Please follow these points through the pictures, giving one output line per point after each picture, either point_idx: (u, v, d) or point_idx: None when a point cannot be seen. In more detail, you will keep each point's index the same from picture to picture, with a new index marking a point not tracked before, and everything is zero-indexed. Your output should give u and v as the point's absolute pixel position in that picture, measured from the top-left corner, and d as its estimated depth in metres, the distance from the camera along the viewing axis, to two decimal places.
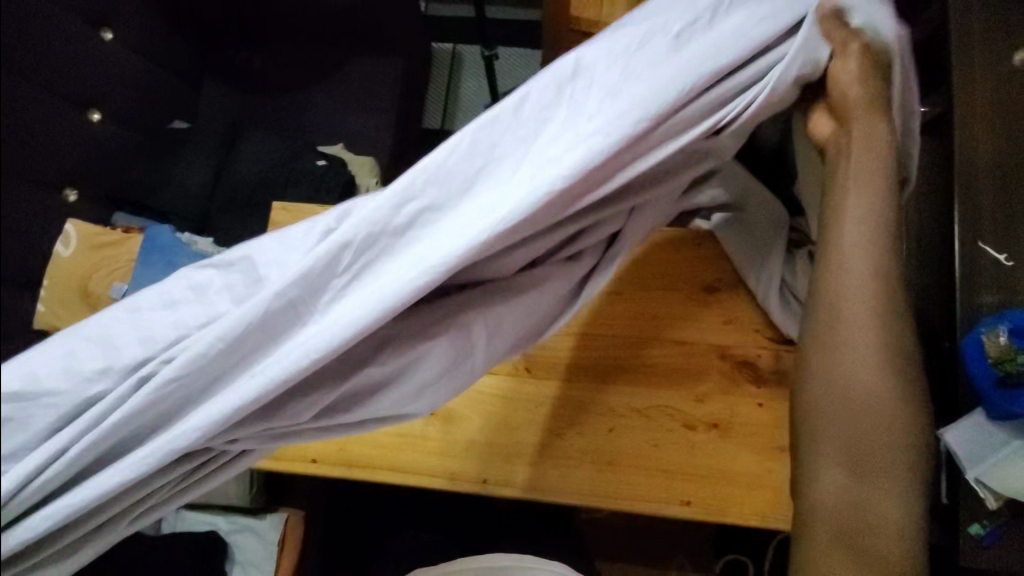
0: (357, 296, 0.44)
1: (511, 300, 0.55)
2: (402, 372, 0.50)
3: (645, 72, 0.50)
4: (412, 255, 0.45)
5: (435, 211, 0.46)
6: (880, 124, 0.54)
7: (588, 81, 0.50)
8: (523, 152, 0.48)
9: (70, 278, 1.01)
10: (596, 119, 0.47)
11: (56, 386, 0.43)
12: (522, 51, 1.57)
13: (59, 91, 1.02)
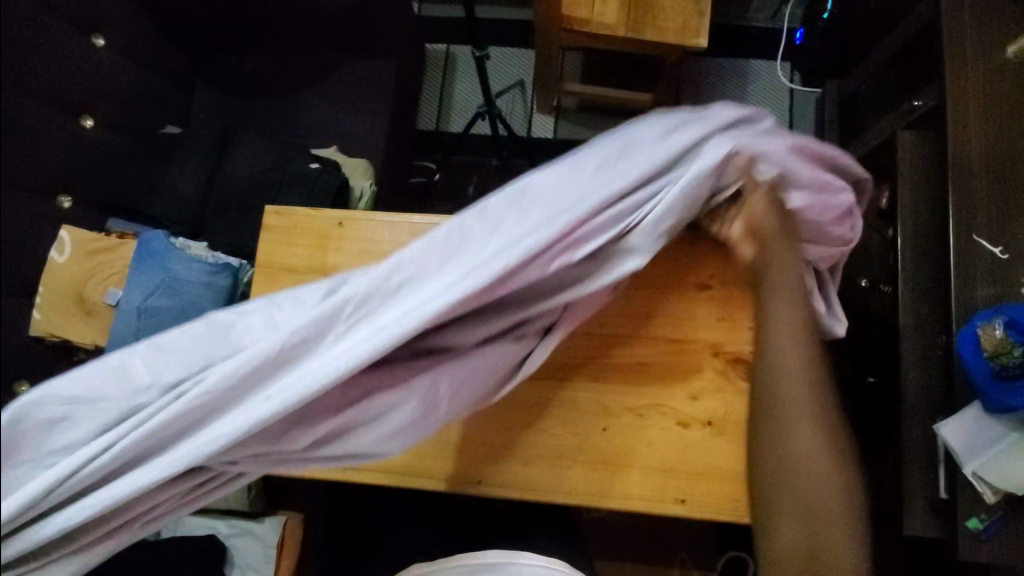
0: (355, 338, 0.53)
1: (470, 363, 0.63)
2: (366, 423, 0.59)
3: (574, 179, 0.64)
4: (392, 310, 0.54)
5: (415, 280, 0.57)
6: (779, 230, 0.65)
7: (539, 184, 0.64)
8: (487, 234, 0.60)
9: (65, 285, 1.02)
10: (543, 208, 0.61)
11: (104, 393, 0.51)
12: (514, 51, 1.57)
13: (50, 98, 1.02)
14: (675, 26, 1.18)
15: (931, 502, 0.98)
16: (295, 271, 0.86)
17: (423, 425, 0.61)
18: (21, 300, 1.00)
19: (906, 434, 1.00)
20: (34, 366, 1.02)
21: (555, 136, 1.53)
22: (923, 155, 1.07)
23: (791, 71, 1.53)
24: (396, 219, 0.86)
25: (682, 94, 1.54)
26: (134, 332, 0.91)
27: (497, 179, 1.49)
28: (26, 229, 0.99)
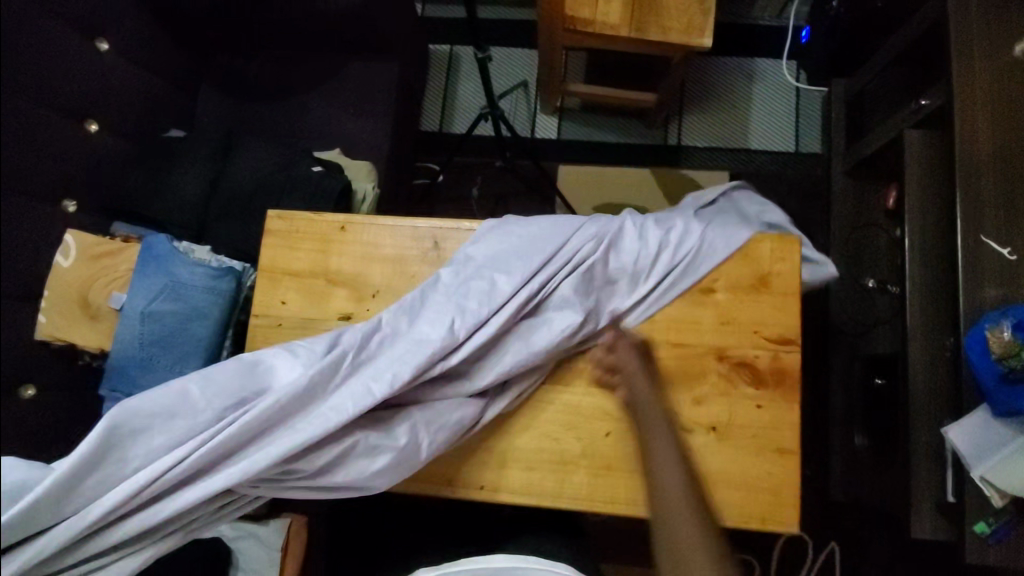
0: (363, 376, 0.69)
1: (448, 404, 0.73)
2: (355, 459, 0.69)
3: (527, 247, 0.79)
4: (392, 354, 0.71)
5: (409, 329, 0.73)
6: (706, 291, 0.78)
7: (492, 249, 0.80)
8: (458, 294, 0.75)
9: (71, 291, 1.01)
10: (505, 270, 0.77)
11: (176, 410, 0.65)
12: (517, 51, 1.56)
13: (53, 103, 1.03)
14: (679, 25, 1.17)
15: (939, 506, 0.97)
16: (297, 275, 0.86)
17: (402, 465, 0.71)
18: (27, 304, 1.00)
19: (913, 437, 0.99)
20: (40, 369, 1.02)
21: (559, 137, 1.52)
22: (930, 155, 1.05)
23: (797, 70, 1.51)
24: (399, 224, 0.86)
25: (687, 93, 1.52)
26: (139, 336, 0.91)
27: (500, 181, 1.48)
28: (30, 234, 0.99)
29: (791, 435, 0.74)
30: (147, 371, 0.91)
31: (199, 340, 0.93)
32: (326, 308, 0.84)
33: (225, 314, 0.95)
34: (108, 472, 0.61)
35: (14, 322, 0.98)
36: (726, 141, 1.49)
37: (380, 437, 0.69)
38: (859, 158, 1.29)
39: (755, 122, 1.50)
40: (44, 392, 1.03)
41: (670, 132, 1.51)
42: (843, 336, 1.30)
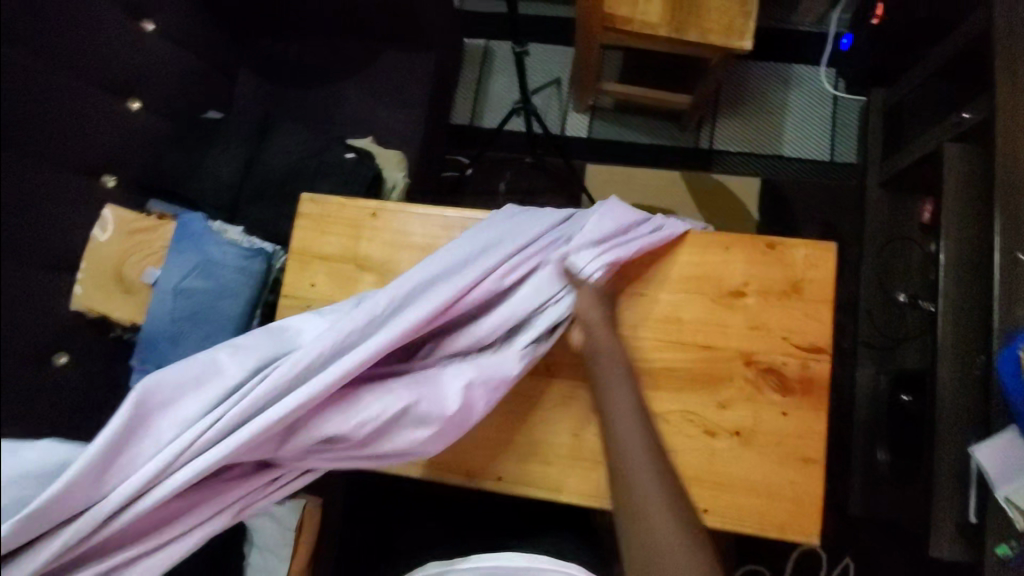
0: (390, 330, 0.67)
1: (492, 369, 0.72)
2: (406, 427, 0.68)
3: (533, 220, 0.79)
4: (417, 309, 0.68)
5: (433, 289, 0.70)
6: (734, 293, 0.77)
7: (505, 221, 0.79)
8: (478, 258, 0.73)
9: (107, 264, 1.04)
10: (516, 235, 0.76)
11: (203, 378, 0.63)
12: (553, 47, 1.56)
13: (98, 80, 1.06)
14: (719, 26, 1.16)
15: (961, 528, 0.95)
16: (327, 259, 0.87)
17: (454, 430, 0.69)
18: (65, 275, 1.03)
19: (935, 455, 0.97)
20: (75, 339, 1.05)
21: (589, 136, 1.52)
22: (970, 168, 1.03)
23: (836, 77, 1.48)
24: (430, 213, 0.86)
25: (722, 97, 1.50)
26: (171, 312, 0.93)
27: (528, 176, 1.48)
28: (70, 206, 1.01)
29: (815, 445, 0.73)
30: (177, 346, 0.93)
31: (229, 319, 0.95)
32: (354, 293, 0.85)
33: (254, 294, 0.97)
34: (142, 450, 0.60)
35: (51, 291, 1.00)
36: (759, 147, 1.47)
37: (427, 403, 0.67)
38: (894, 171, 1.26)
39: (790, 129, 1.47)
40: (77, 361, 1.06)
41: (702, 135, 1.49)
42: (870, 350, 1.28)
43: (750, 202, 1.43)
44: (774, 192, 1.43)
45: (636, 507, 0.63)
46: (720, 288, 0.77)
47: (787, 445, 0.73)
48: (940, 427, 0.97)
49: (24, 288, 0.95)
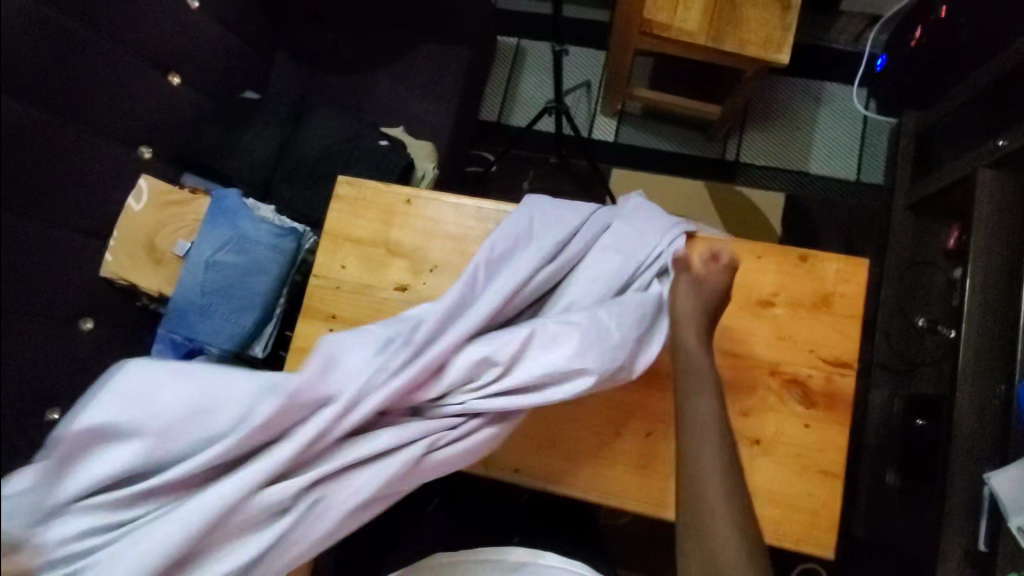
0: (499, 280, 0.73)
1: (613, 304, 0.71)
2: (545, 354, 0.67)
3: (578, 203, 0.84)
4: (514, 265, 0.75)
5: (521, 253, 0.77)
6: (763, 302, 0.77)
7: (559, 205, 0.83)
8: (550, 230, 0.79)
9: (139, 233, 1.06)
10: (571, 213, 0.81)
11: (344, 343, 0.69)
12: (586, 51, 1.57)
13: (144, 52, 1.07)
14: (757, 39, 1.16)
15: (969, 554, 0.94)
16: (358, 242, 0.88)
17: (598, 351, 0.67)
18: (96, 240, 1.04)
19: (950, 479, 0.96)
20: (101, 306, 1.07)
21: (616, 140, 1.52)
22: (1000, 197, 1.03)
23: (868, 98, 1.48)
24: (464, 203, 0.87)
25: (752, 110, 1.51)
26: (200, 285, 0.95)
27: (552, 176, 1.48)
28: (108, 174, 1.03)
29: (834, 459, 0.73)
30: (204, 318, 0.95)
31: (257, 295, 0.96)
32: (382, 277, 0.86)
33: (282, 273, 0.98)
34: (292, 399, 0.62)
35: (82, 255, 1.02)
36: (786, 162, 1.47)
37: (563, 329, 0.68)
38: (922, 195, 1.26)
39: (818, 146, 1.47)
40: (101, 326, 1.07)
41: (730, 146, 1.49)
42: (886, 372, 1.27)
43: (774, 216, 1.42)
44: (798, 208, 1.43)
45: (697, 479, 0.58)
46: (749, 295, 0.78)
47: (806, 459, 0.74)
48: (957, 453, 0.97)
49: (57, 250, 0.97)
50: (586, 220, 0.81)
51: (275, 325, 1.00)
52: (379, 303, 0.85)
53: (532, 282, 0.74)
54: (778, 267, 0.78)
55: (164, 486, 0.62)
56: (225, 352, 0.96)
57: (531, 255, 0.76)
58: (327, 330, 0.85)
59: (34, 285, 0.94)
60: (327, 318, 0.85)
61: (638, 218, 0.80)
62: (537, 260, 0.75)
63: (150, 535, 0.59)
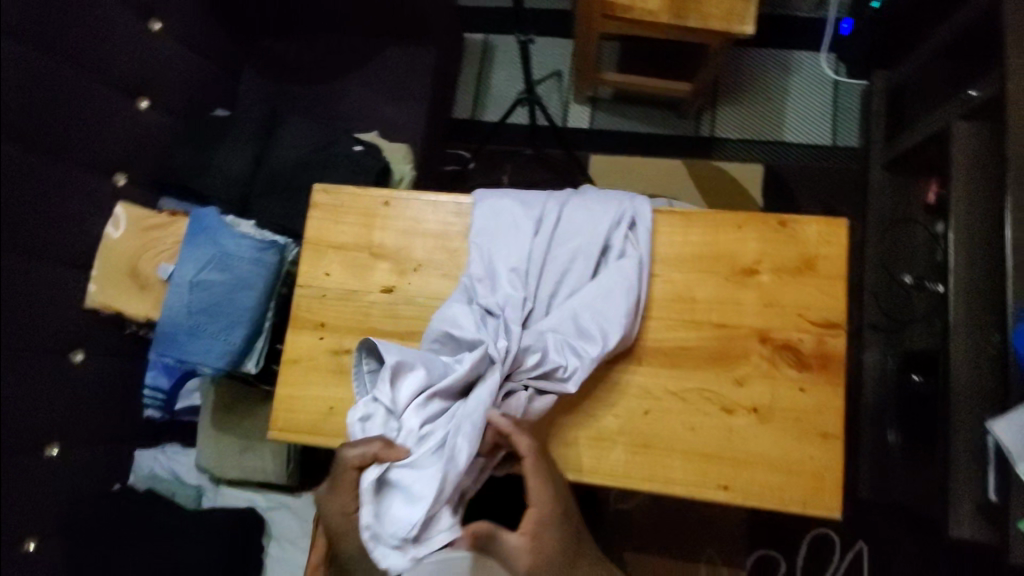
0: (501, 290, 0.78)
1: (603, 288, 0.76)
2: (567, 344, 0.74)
3: (519, 201, 0.84)
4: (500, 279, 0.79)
5: (495, 272, 0.79)
6: (747, 270, 0.78)
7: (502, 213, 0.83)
8: (510, 241, 0.81)
9: (120, 260, 1.05)
10: (519, 218, 0.82)
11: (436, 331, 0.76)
12: (554, 40, 1.57)
13: (110, 79, 1.06)
14: (720, 13, 1.16)
15: (980, 507, 0.94)
16: (341, 248, 0.87)
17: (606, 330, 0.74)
18: (79, 271, 1.04)
19: (953, 433, 0.96)
20: (89, 337, 1.06)
21: (592, 127, 1.52)
22: (976, 148, 1.04)
23: (837, 63, 1.48)
24: (442, 199, 0.87)
25: (723, 85, 1.51)
26: (187, 305, 0.94)
27: (531, 168, 1.48)
28: (84, 204, 1.02)
29: (834, 420, 0.73)
30: (194, 338, 0.94)
31: (244, 310, 0.96)
32: (367, 281, 0.86)
33: (268, 286, 0.98)
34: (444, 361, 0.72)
35: (67, 287, 1.01)
36: (762, 133, 1.48)
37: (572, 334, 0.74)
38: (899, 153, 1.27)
39: (792, 115, 1.48)
40: (92, 357, 1.07)
41: (705, 123, 1.50)
42: (878, 332, 1.28)
43: (755, 188, 1.43)
44: (778, 178, 1.44)
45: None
46: (734, 265, 0.78)
47: (805, 422, 0.74)
48: (959, 406, 0.97)
49: (40, 286, 0.96)
50: (539, 217, 0.82)
51: (265, 340, 1.00)
52: (366, 306, 0.85)
53: (526, 287, 0.78)
54: (760, 234, 0.78)
55: (433, 402, 0.69)
56: (218, 371, 0.96)
57: (513, 266, 0.79)
58: (316, 338, 0.85)
59: (22, 322, 0.93)
60: (316, 326, 0.85)
61: (586, 204, 0.81)
62: (521, 271, 0.78)
63: (458, 427, 0.66)
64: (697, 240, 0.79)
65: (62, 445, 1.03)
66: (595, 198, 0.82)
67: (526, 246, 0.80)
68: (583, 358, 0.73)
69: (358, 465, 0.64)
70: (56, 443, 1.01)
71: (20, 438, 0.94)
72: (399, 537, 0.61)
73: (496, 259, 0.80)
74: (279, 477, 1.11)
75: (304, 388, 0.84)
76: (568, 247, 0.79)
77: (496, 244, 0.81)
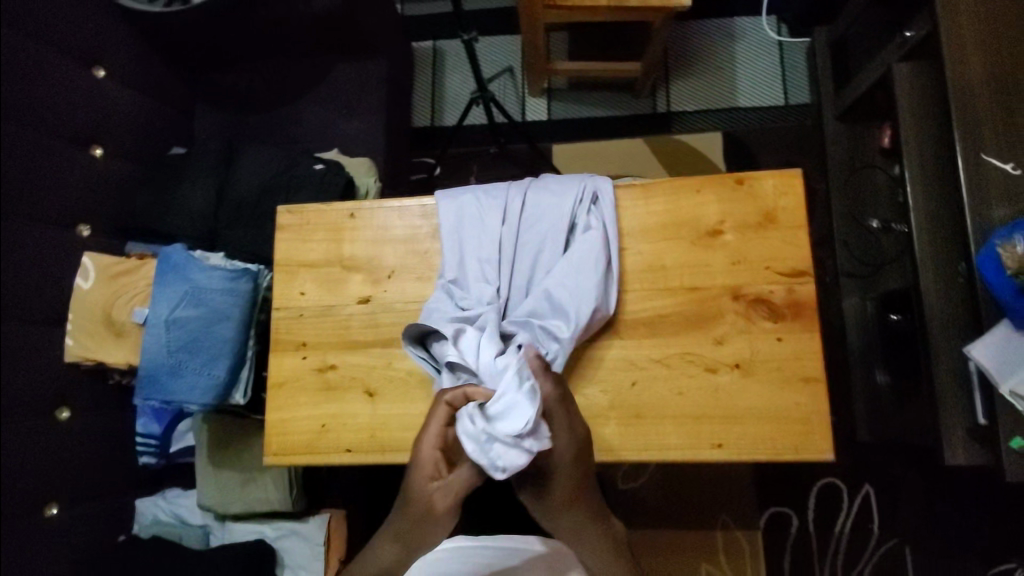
0: (475, 284, 0.79)
1: (573, 262, 0.77)
2: (550, 323, 0.75)
3: (480, 195, 0.84)
4: (472, 274, 0.80)
5: (465, 270, 0.80)
6: (710, 231, 0.79)
7: (464, 208, 0.84)
8: (476, 235, 0.82)
9: (92, 310, 1.04)
10: (483, 209, 0.83)
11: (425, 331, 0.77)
12: (500, 37, 1.58)
13: (63, 131, 1.05)
14: None
15: (972, 432, 0.96)
16: (312, 266, 0.88)
17: (584, 303, 0.74)
18: (52, 327, 1.03)
19: (938, 365, 0.98)
20: (72, 392, 1.05)
21: (550, 117, 1.53)
22: (918, 86, 1.06)
23: (778, 24, 1.51)
24: (405, 204, 0.87)
25: (672, 60, 1.53)
26: (165, 345, 0.94)
27: (495, 166, 1.49)
28: (49, 259, 1.01)
29: (814, 364, 0.75)
30: (177, 377, 0.94)
31: (224, 342, 0.96)
32: (343, 294, 0.86)
33: (244, 314, 0.98)
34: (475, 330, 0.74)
35: (44, 345, 1.01)
36: (716, 101, 1.50)
37: (548, 319, 0.75)
38: (848, 103, 1.29)
39: (743, 80, 1.50)
40: (78, 413, 1.06)
41: (659, 99, 1.52)
42: (854, 279, 1.30)
43: (717, 155, 1.45)
44: (738, 142, 1.46)
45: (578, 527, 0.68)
46: (697, 229, 0.80)
47: (787, 371, 0.75)
48: (941, 337, 0.98)
49: (15, 347, 0.95)
50: (500, 207, 0.82)
51: (249, 370, 1.00)
52: (345, 319, 0.85)
53: (499, 278, 0.79)
54: (717, 196, 0.80)
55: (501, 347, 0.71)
56: (205, 406, 0.95)
57: (484, 261, 0.80)
58: (300, 358, 0.85)
59: (1, 385, 0.92)
60: (298, 346, 0.85)
61: (543, 188, 0.82)
62: (492, 265, 0.79)
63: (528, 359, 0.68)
64: (658, 210, 0.81)
65: (60, 504, 1.01)
66: (552, 181, 0.83)
67: (492, 237, 0.81)
68: (562, 340, 0.73)
69: (450, 401, 0.66)
70: (54, 503, 1.00)
71: (14, 503, 0.93)
72: (514, 432, 0.58)
73: (467, 257, 0.81)
74: (287, 504, 1.10)
75: (294, 410, 0.84)
76: (535, 236, 0.80)
77: (464, 241, 0.82)
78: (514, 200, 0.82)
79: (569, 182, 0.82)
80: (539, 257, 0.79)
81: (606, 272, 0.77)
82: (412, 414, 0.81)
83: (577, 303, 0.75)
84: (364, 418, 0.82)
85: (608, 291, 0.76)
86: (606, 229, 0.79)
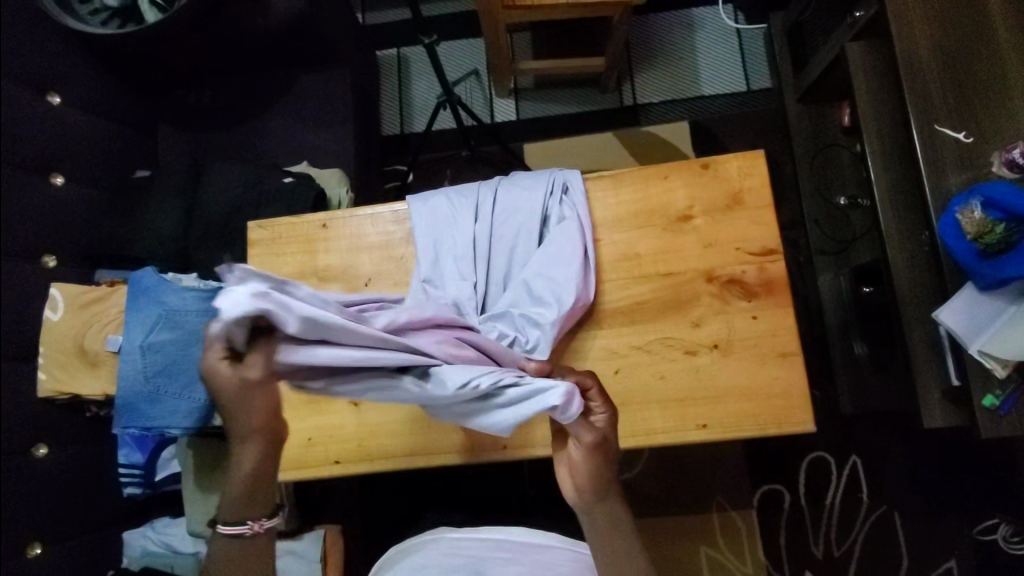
0: (450, 285, 0.79)
1: (550, 255, 0.78)
2: (530, 315, 0.75)
3: (450, 197, 0.85)
4: (446, 275, 0.79)
5: (438, 272, 0.80)
6: (679, 218, 0.81)
7: (435, 209, 0.84)
8: (447, 235, 0.82)
9: (63, 342, 1.02)
10: (454, 210, 0.83)
11: None
12: (463, 39, 1.58)
13: (21, 161, 1.03)
14: None
15: (947, 394, 0.98)
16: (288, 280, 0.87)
17: (564, 294, 0.75)
18: (23, 363, 1.01)
19: (909, 332, 1.00)
20: (48, 428, 1.02)
21: (518, 116, 1.54)
22: (871, 63, 1.09)
23: (734, 13, 1.54)
24: (378, 211, 0.87)
25: (634, 54, 1.55)
26: (142, 372, 0.93)
27: (468, 167, 1.49)
28: (14, 293, 0.99)
29: (789, 339, 0.76)
30: (156, 403, 0.93)
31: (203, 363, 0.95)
32: None
33: None
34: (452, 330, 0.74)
35: (16, 380, 0.99)
36: (679, 91, 1.52)
37: (530, 309, 0.75)
38: (807, 86, 1.33)
39: (704, 69, 1.53)
40: (56, 448, 1.03)
41: (625, 92, 1.54)
42: (826, 257, 1.33)
43: (684, 144, 1.47)
44: (704, 129, 1.48)
45: (605, 515, 0.60)
46: (666, 217, 0.81)
47: (763, 345, 0.77)
48: (910, 305, 1.01)
49: None
50: (472, 207, 0.83)
51: None
52: None
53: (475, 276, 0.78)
54: (682, 183, 0.82)
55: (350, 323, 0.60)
56: (188, 430, 0.94)
57: (460, 259, 0.80)
58: None
59: None
60: None
61: (514, 186, 0.83)
62: (468, 262, 0.79)
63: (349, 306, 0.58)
64: (627, 200, 0.83)
65: (43, 543, 0.99)
66: (518, 178, 0.85)
67: (464, 235, 0.81)
68: (544, 329, 0.73)
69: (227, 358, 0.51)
70: (37, 542, 0.98)
71: None
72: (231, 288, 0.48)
73: (442, 257, 0.81)
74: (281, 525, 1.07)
75: None
76: (508, 233, 0.81)
77: (438, 243, 0.82)
78: (485, 197, 0.83)
79: (538, 177, 0.84)
80: (515, 253, 0.80)
81: (584, 261, 0.78)
82: (398, 419, 0.81)
83: (557, 293, 0.75)
84: (350, 428, 0.81)
85: (589, 282, 0.77)
86: (584, 221, 0.80)
